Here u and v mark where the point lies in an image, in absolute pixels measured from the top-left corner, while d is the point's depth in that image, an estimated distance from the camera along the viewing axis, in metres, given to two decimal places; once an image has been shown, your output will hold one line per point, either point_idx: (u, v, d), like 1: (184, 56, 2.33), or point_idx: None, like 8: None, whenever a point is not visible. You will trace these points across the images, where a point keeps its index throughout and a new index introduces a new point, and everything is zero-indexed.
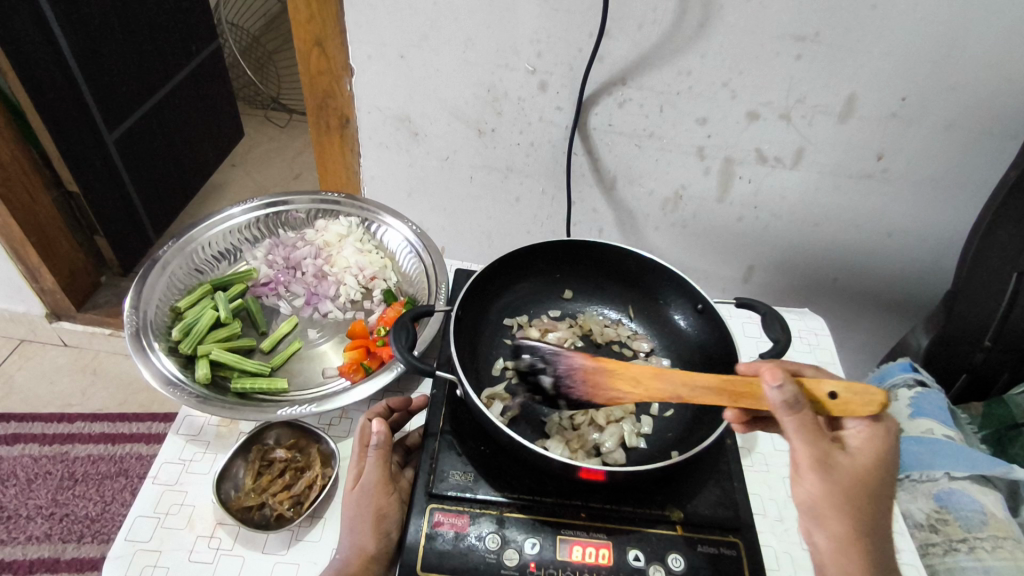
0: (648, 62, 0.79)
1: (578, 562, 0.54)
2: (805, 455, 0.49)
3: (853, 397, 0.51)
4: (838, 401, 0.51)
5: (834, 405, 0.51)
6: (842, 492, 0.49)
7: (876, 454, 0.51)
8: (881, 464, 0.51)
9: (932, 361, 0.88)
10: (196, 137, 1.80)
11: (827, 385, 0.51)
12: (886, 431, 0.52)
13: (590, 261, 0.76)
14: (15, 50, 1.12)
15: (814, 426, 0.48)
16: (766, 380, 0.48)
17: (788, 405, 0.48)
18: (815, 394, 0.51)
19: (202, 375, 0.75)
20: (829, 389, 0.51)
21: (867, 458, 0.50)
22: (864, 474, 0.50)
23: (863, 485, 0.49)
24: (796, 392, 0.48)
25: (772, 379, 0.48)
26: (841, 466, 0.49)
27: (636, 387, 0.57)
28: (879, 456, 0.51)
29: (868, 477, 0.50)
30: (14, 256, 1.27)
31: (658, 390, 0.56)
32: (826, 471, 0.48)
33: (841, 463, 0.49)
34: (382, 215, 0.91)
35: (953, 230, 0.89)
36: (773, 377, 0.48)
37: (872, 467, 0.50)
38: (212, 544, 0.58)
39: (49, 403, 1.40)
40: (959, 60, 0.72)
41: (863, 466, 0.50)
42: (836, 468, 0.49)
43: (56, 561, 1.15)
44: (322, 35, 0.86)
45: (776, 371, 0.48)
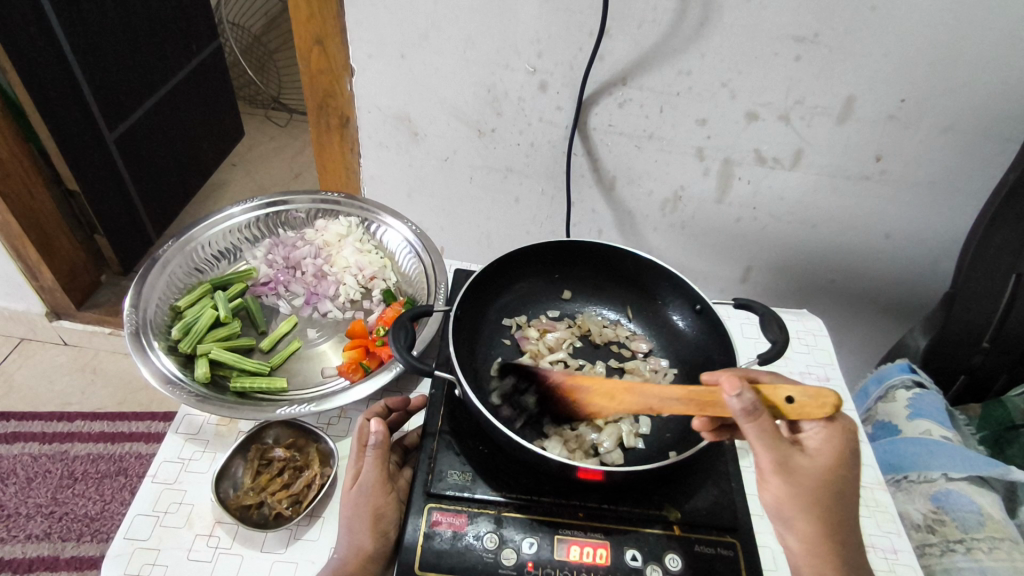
0: (648, 62, 0.79)
1: (575, 561, 0.54)
2: (767, 461, 0.50)
3: (811, 402, 0.50)
4: (796, 406, 0.50)
5: (791, 409, 0.50)
6: (803, 494, 0.50)
7: (837, 454, 0.51)
8: (843, 464, 0.51)
9: (930, 362, 0.88)
10: (196, 136, 1.80)
11: (785, 389, 0.50)
12: (846, 428, 0.52)
13: (589, 261, 0.76)
14: (16, 48, 1.12)
15: (773, 432, 0.49)
16: (726, 390, 0.48)
17: (747, 414, 0.48)
18: (773, 399, 0.50)
19: (202, 374, 0.75)
20: (786, 394, 0.50)
21: (828, 459, 0.51)
22: (826, 475, 0.51)
23: (824, 485, 0.50)
24: (754, 400, 0.48)
25: (730, 388, 0.47)
26: (801, 468, 0.50)
27: (609, 398, 0.59)
28: (840, 455, 0.51)
29: (830, 478, 0.51)
30: (14, 254, 1.28)
31: (630, 403, 0.58)
32: (786, 475, 0.50)
33: (801, 465, 0.51)
34: (382, 214, 0.91)
35: (952, 231, 0.89)
36: (732, 386, 0.48)
37: (832, 468, 0.51)
38: (211, 542, 0.58)
39: (49, 401, 1.40)
40: (958, 62, 0.72)
41: (823, 467, 0.51)
42: (796, 471, 0.50)
43: (56, 559, 1.15)
44: (322, 34, 0.86)
45: (734, 380, 0.48)
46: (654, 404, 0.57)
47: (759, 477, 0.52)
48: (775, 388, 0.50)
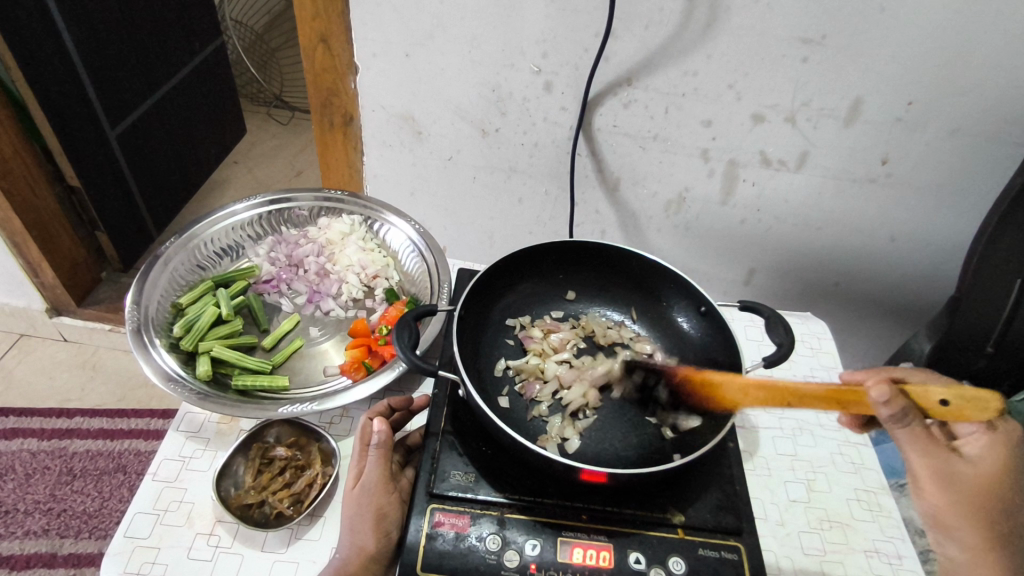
0: (653, 63, 0.79)
1: (578, 563, 0.54)
2: (925, 467, 0.52)
3: (967, 403, 0.49)
4: (950, 409, 0.50)
5: (944, 411, 0.50)
6: (965, 501, 0.52)
7: (1000, 462, 0.53)
8: (1009, 473, 0.52)
9: (933, 364, 0.88)
10: (198, 132, 1.79)
11: (938, 393, 0.50)
12: (1007, 436, 0.54)
13: (594, 261, 0.76)
14: (19, 41, 1.12)
15: (926, 440, 0.51)
16: (873, 396, 0.49)
17: (893, 418, 0.49)
18: (922, 402, 0.50)
19: (203, 372, 0.75)
20: (940, 397, 0.50)
21: (990, 467, 0.52)
22: (990, 482, 0.52)
23: (987, 494, 0.52)
24: (904, 407, 0.49)
25: (877, 396, 0.48)
26: (962, 475, 0.52)
27: (745, 394, 0.57)
28: (1004, 464, 0.52)
29: (994, 486, 0.52)
30: (14, 249, 1.27)
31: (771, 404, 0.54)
32: (947, 480, 0.52)
33: (964, 472, 0.52)
34: (385, 213, 0.90)
35: (956, 235, 0.89)
36: (880, 394, 0.48)
37: (994, 476, 0.52)
38: (212, 541, 0.58)
39: (48, 398, 1.40)
40: (966, 65, 0.71)
41: (987, 473, 0.52)
42: (957, 478, 0.52)
43: (54, 556, 1.15)
44: (327, 31, 0.86)
45: (882, 390, 0.48)
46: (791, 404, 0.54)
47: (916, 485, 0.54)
48: (926, 391, 0.50)
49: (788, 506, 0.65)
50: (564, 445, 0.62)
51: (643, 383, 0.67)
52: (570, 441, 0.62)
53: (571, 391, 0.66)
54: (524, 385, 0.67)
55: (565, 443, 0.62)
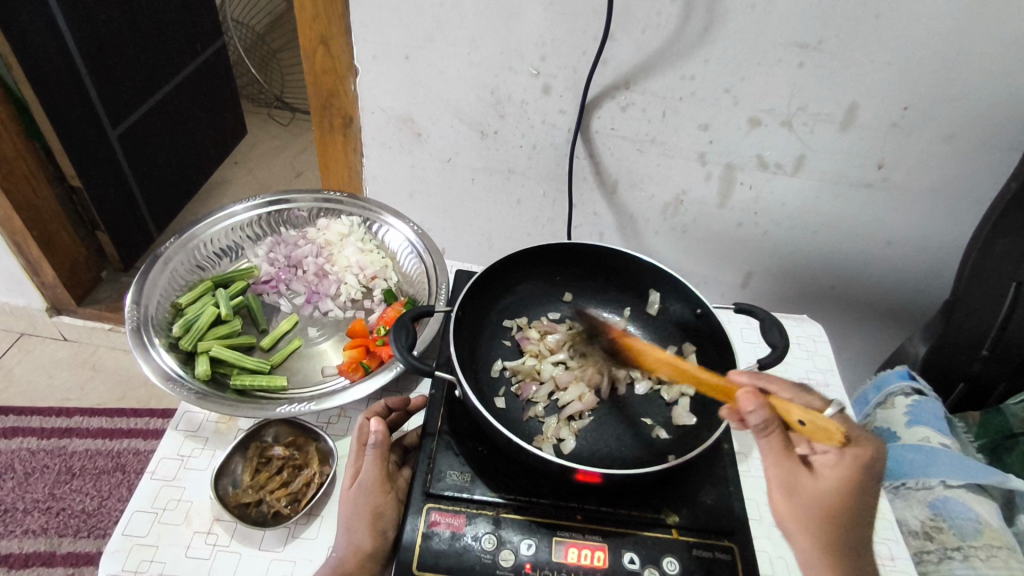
0: (651, 67, 0.80)
1: (573, 563, 0.54)
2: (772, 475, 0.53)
3: (819, 430, 0.49)
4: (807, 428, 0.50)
5: (802, 427, 0.50)
6: (802, 511, 0.52)
7: (844, 484, 0.51)
8: (850, 494, 0.51)
9: (929, 368, 0.88)
10: (198, 133, 1.79)
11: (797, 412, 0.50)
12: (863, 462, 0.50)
13: (591, 263, 0.77)
14: (21, 41, 1.13)
15: (779, 447, 0.52)
16: (743, 406, 0.51)
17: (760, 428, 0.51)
18: (787, 418, 0.51)
19: (202, 371, 0.75)
20: (799, 417, 0.50)
21: (831, 486, 0.51)
22: (829, 500, 0.51)
23: (826, 509, 0.51)
24: (765, 418, 0.51)
25: (746, 404, 0.51)
26: (802, 487, 0.52)
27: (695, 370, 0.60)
28: (846, 486, 0.51)
29: (833, 503, 0.51)
30: (15, 248, 1.28)
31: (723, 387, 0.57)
32: (786, 490, 0.52)
33: (803, 484, 0.52)
34: (384, 214, 0.91)
35: (952, 239, 0.89)
36: (746, 402, 0.51)
37: (834, 494, 0.51)
38: (209, 540, 0.58)
39: (47, 397, 1.40)
40: (960, 70, 0.72)
41: (827, 493, 0.51)
42: (796, 488, 0.52)
43: (52, 554, 1.15)
44: (327, 33, 0.86)
45: (748, 398, 0.51)
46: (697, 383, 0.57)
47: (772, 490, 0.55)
48: (789, 406, 0.50)
49: None
50: (560, 446, 0.62)
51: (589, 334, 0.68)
52: (565, 442, 0.62)
53: (568, 391, 0.66)
54: (521, 386, 0.68)
55: (560, 444, 0.62)
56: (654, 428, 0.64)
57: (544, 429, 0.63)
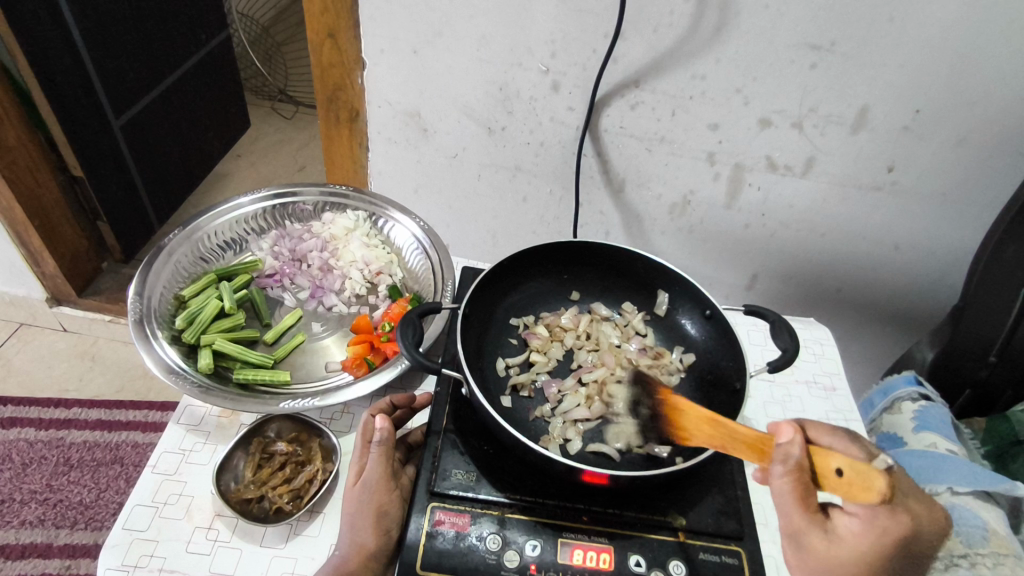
0: (661, 66, 0.79)
1: (578, 565, 0.54)
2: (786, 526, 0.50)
3: (856, 480, 0.45)
4: (842, 480, 0.46)
5: (837, 481, 0.46)
6: (811, 568, 0.51)
7: (863, 553, 0.49)
8: (866, 563, 0.49)
9: (936, 374, 0.87)
10: (202, 125, 1.78)
11: (835, 460, 0.47)
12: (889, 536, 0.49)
13: (599, 262, 0.76)
14: (26, 31, 1.12)
15: (798, 503, 0.48)
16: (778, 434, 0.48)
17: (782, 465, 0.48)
18: (821, 466, 0.48)
19: (204, 365, 0.74)
20: (835, 465, 0.47)
21: (848, 551, 0.49)
22: (842, 565, 0.49)
23: (837, 573, 0.50)
24: (797, 454, 0.47)
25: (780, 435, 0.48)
26: (815, 548, 0.50)
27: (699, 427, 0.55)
28: (864, 553, 0.49)
29: (846, 569, 0.49)
30: (15, 239, 1.27)
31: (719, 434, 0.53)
32: (796, 543, 0.51)
33: (817, 547, 0.50)
34: (390, 210, 0.90)
35: (961, 245, 0.89)
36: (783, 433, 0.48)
37: (848, 561, 0.49)
38: (210, 536, 0.58)
39: (46, 388, 1.40)
40: (973, 75, 0.71)
41: (844, 559, 0.49)
42: (808, 547, 0.50)
43: (49, 546, 1.15)
44: (335, 27, 0.85)
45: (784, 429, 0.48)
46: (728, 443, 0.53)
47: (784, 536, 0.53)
48: (827, 456, 0.47)
49: None
50: (569, 446, 0.61)
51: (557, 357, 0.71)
52: (572, 443, 0.62)
53: (562, 401, 0.65)
54: (529, 388, 0.67)
55: (566, 445, 0.62)
56: (659, 445, 0.60)
57: (550, 429, 0.63)
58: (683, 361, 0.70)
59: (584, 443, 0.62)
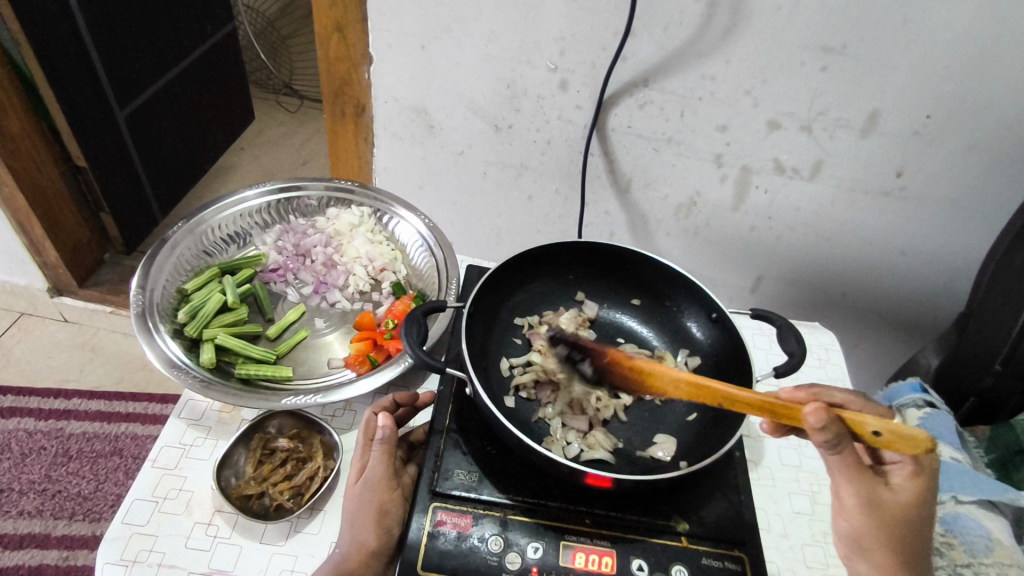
0: (671, 65, 0.78)
1: (580, 569, 0.53)
2: (854, 496, 0.52)
3: (900, 437, 0.48)
4: (882, 439, 0.49)
5: (877, 440, 0.49)
6: (885, 528, 0.52)
7: (921, 492, 0.52)
8: (924, 505, 0.52)
9: (941, 381, 0.87)
10: (206, 117, 1.78)
11: (869, 422, 0.49)
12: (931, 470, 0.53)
13: (604, 263, 0.75)
14: (32, 20, 1.11)
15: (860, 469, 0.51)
16: (810, 421, 0.48)
17: (830, 445, 0.49)
18: (857, 430, 0.50)
19: (206, 359, 0.74)
20: (872, 427, 0.49)
21: (909, 498, 0.52)
22: (907, 513, 0.52)
23: (905, 522, 0.52)
24: (839, 433, 0.48)
25: (816, 421, 0.48)
26: (884, 502, 0.52)
27: (676, 388, 0.56)
28: (922, 495, 0.52)
29: (910, 516, 0.52)
30: (17, 228, 1.27)
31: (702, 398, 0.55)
32: (867, 508, 0.52)
33: (886, 501, 0.52)
34: (395, 206, 0.89)
35: (969, 252, 0.88)
36: (817, 419, 0.48)
37: (913, 507, 0.52)
38: (210, 531, 0.57)
39: (46, 378, 1.39)
40: (985, 81, 0.70)
41: (908, 502, 0.52)
42: (879, 505, 0.52)
43: (46, 537, 1.15)
44: (343, 20, 0.85)
45: (820, 414, 0.48)
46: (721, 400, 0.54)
47: (841, 510, 0.55)
48: (861, 417, 0.49)
49: (792, 519, 0.64)
50: (568, 450, 0.60)
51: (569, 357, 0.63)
52: (571, 447, 0.60)
53: (558, 399, 0.65)
54: (530, 391, 0.66)
55: (567, 448, 0.60)
56: (659, 445, 0.62)
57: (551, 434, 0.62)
58: (688, 365, 0.69)
59: (582, 447, 0.60)
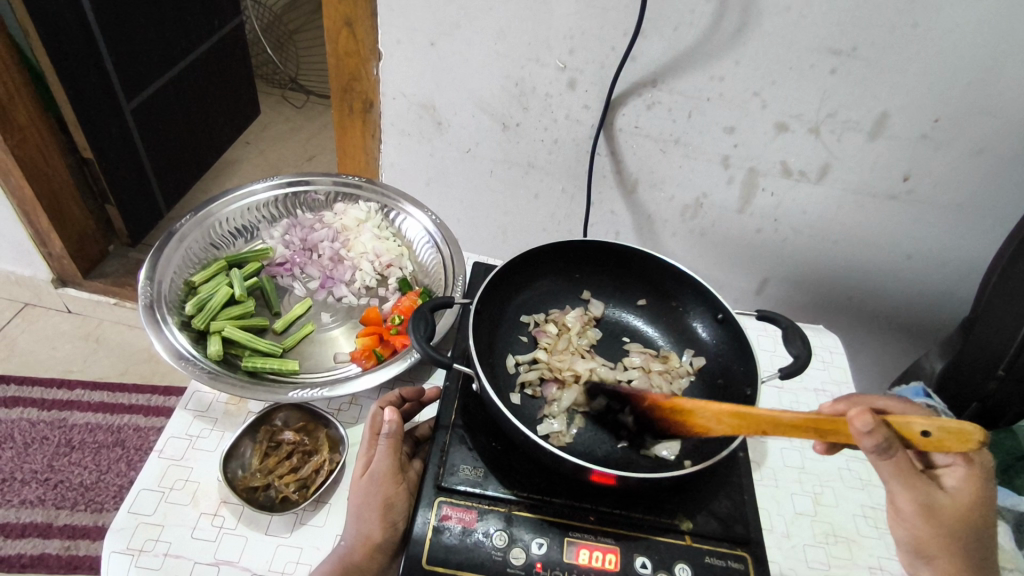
0: (680, 65, 0.78)
1: (584, 565, 0.53)
2: (911, 503, 0.53)
3: (950, 436, 0.46)
4: (931, 440, 0.48)
5: (926, 442, 0.48)
6: (945, 532, 0.53)
7: (976, 493, 0.53)
8: (981, 506, 0.53)
9: (944, 388, 0.87)
10: (212, 111, 1.78)
11: (918, 424, 0.48)
12: (985, 467, 0.54)
13: (611, 262, 0.76)
14: (41, 13, 1.12)
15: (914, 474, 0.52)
16: (856, 427, 0.47)
17: (878, 451, 0.48)
18: (906, 433, 0.49)
19: (214, 351, 0.75)
20: (921, 428, 0.48)
21: (967, 500, 0.53)
22: (965, 516, 0.53)
23: (965, 526, 0.53)
24: (886, 438, 0.48)
25: (862, 427, 0.47)
26: (942, 507, 0.53)
27: (720, 422, 0.55)
28: (977, 495, 0.53)
29: (967, 518, 0.53)
30: (23, 217, 1.27)
31: (748, 429, 0.54)
32: (926, 513, 0.53)
33: (944, 505, 0.53)
34: (402, 202, 0.90)
35: (973, 257, 0.88)
36: (864, 425, 0.47)
37: (972, 510, 0.53)
38: (216, 522, 0.58)
39: (49, 368, 1.40)
40: (995, 87, 0.71)
41: (965, 505, 0.53)
42: (937, 511, 0.53)
43: (48, 526, 1.15)
44: (352, 15, 0.85)
45: (865, 419, 0.47)
46: (770, 429, 0.53)
47: (899, 517, 0.56)
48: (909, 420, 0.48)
49: (795, 519, 0.65)
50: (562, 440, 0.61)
51: (607, 408, 0.64)
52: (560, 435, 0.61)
53: (564, 395, 0.65)
54: (536, 388, 0.66)
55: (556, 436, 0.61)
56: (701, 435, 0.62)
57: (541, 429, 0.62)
58: (693, 365, 0.70)
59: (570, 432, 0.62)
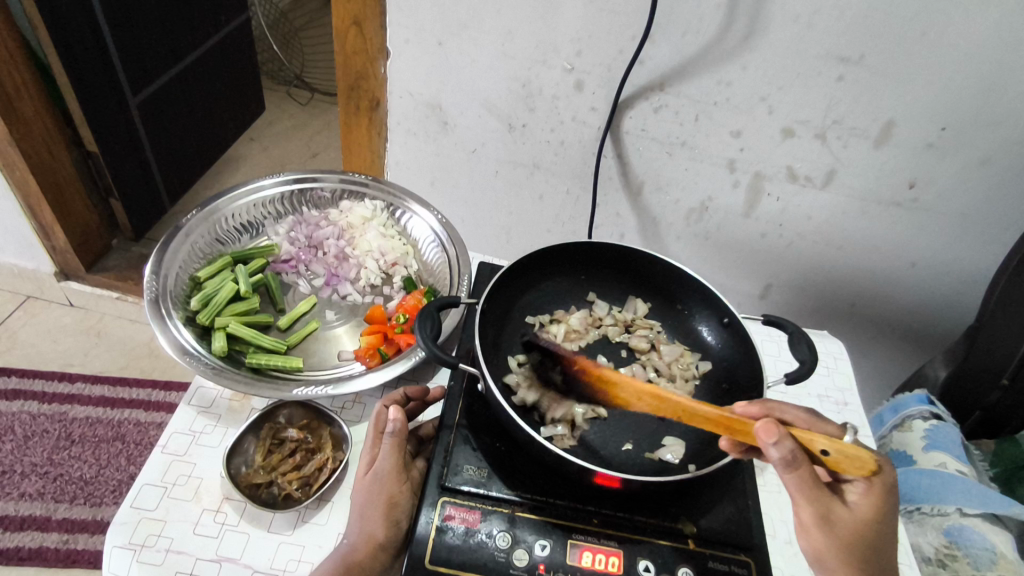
0: (687, 70, 0.78)
1: (587, 568, 0.53)
2: (809, 514, 0.52)
3: (847, 459, 0.49)
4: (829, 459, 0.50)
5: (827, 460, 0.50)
6: (842, 544, 0.52)
7: (875, 509, 0.52)
8: (878, 522, 0.52)
9: (948, 393, 0.86)
10: (217, 107, 1.78)
11: (820, 442, 0.50)
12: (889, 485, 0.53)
13: (615, 265, 0.76)
14: (50, 8, 1.12)
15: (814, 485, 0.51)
16: (763, 437, 0.49)
17: (783, 463, 0.50)
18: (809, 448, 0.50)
19: (218, 348, 0.74)
20: (822, 447, 0.50)
21: (865, 515, 0.52)
22: (860, 530, 0.52)
23: (862, 539, 0.52)
24: (790, 450, 0.49)
25: (768, 437, 0.49)
26: (840, 519, 0.52)
27: (640, 398, 0.58)
28: (876, 510, 0.52)
29: (863, 532, 0.52)
30: (27, 211, 1.27)
31: (664, 410, 0.57)
32: (825, 526, 0.52)
33: (841, 517, 0.52)
34: (409, 201, 0.89)
35: (978, 266, 0.88)
36: (769, 435, 0.49)
37: (869, 524, 0.52)
38: (218, 518, 0.57)
39: (50, 361, 1.40)
40: (1003, 97, 0.71)
41: (862, 519, 0.52)
42: (835, 522, 0.52)
43: (47, 519, 1.15)
44: (360, 14, 0.85)
45: (771, 430, 0.49)
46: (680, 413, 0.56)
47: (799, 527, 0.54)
48: (812, 437, 0.50)
49: None
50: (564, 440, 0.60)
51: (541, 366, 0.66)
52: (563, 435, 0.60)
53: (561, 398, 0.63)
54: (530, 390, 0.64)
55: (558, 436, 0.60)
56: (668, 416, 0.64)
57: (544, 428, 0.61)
58: (700, 369, 0.69)
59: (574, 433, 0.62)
